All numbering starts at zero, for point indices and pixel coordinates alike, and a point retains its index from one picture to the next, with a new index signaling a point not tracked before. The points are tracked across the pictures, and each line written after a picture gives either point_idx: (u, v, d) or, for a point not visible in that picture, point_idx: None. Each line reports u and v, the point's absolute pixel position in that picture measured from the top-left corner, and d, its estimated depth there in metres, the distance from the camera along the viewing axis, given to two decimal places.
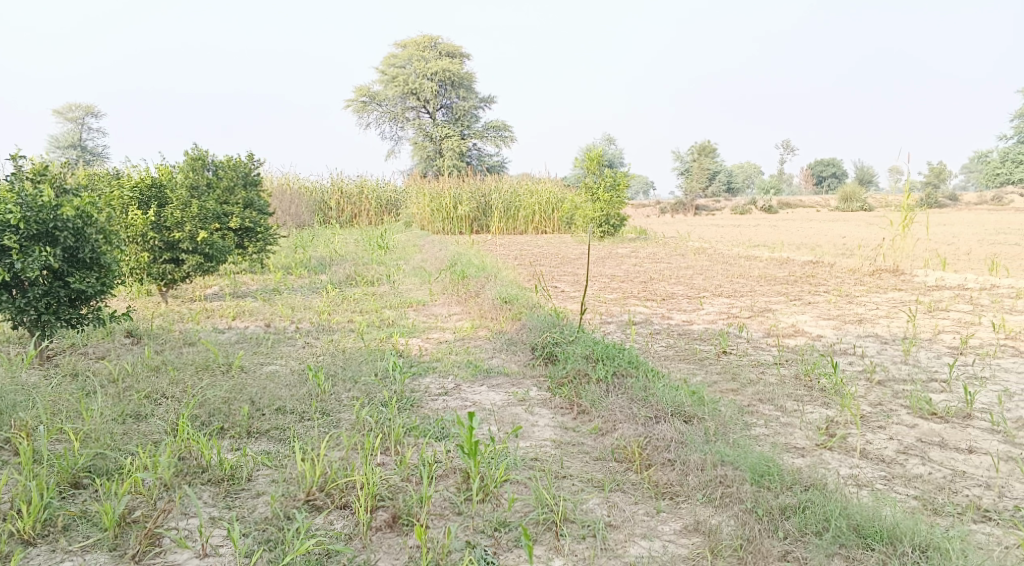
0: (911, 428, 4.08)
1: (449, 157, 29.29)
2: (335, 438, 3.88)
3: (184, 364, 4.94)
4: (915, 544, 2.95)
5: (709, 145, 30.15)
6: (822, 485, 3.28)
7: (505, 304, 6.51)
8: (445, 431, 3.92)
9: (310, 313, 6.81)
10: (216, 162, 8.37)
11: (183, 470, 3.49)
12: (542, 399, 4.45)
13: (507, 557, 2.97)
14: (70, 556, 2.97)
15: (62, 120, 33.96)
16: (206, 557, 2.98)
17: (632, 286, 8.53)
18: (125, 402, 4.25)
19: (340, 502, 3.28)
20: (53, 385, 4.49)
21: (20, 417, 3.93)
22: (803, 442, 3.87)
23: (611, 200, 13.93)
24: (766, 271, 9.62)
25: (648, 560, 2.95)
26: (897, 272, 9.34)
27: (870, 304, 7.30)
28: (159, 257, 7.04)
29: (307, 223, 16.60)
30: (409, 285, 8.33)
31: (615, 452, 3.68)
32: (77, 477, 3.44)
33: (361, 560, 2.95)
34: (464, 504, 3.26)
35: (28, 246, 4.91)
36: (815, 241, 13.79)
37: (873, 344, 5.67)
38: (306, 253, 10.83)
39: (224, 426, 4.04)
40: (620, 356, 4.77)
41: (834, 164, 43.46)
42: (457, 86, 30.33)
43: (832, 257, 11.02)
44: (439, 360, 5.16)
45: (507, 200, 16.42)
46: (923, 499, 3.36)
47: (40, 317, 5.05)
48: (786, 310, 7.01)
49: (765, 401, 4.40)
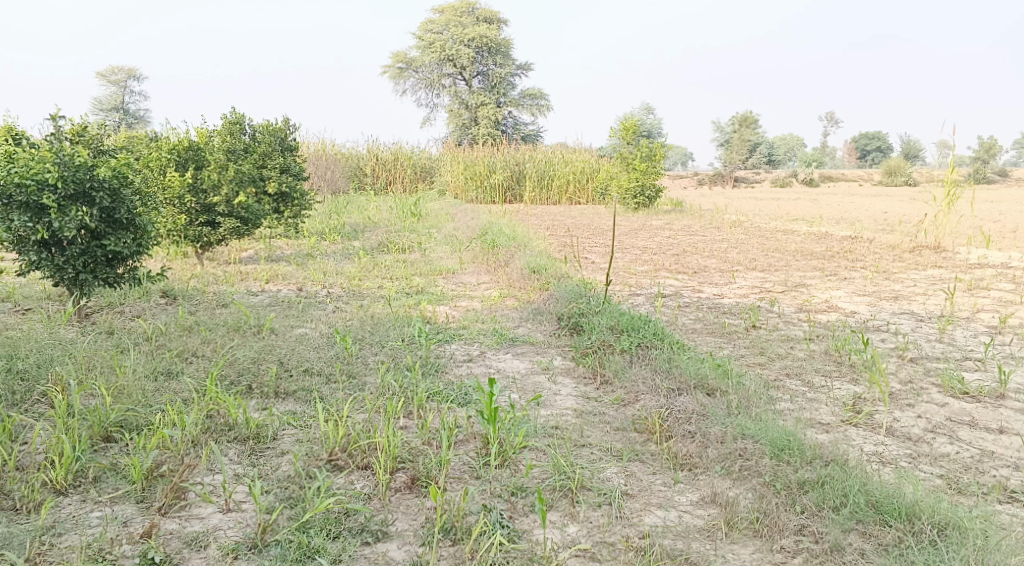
0: (941, 407, 4.01)
1: (485, 125, 29.21)
2: (359, 400, 3.93)
3: (216, 325, 5.02)
4: (934, 523, 2.91)
5: (751, 115, 29.43)
6: (843, 461, 3.25)
7: (534, 274, 6.50)
8: (468, 397, 3.95)
9: (341, 278, 6.88)
10: (253, 127, 8.43)
11: (211, 427, 3.57)
12: (566, 368, 4.45)
13: (522, 522, 2.99)
14: (99, 506, 3.06)
15: (105, 84, 34.48)
16: (229, 512, 3.05)
17: (664, 258, 8.46)
18: (157, 360, 4.35)
19: (362, 462, 3.33)
20: (90, 341, 4.61)
21: (56, 372, 4.04)
22: (828, 418, 3.83)
23: (647, 171, 13.76)
24: (803, 246, 9.46)
25: (663, 529, 2.94)
26: (939, 249, 9.13)
27: (908, 281, 7.15)
28: (195, 219, 7.14)
29: (342, 190, 16.71)
30: (439, 252, 8.36)
31: (636, 423, 3.68)
32: (108, 432, 3.54)
33: (379, 519, 2.99)
34: (483, 468, 3.29)
35: (66, 205, 5.00)
36: (855, 216, 13.56)
37: (908, 321, 5.57)
38: (340, 219, 10.92)
39: (252, 386, 4.12)
40: (645, 327, 4.74)
41: (879, 138, 42.38)
42: (494, 53, 30.04)
43: (872, 233, 10.81)
44: (466, 327, 5.18)
45: (542, 169, 16.31)
46: (948, 479, 3.31)
47: (78, 275, 5.18)
48: (820, 285, 6.89)
49: (792, 376, 4.36)
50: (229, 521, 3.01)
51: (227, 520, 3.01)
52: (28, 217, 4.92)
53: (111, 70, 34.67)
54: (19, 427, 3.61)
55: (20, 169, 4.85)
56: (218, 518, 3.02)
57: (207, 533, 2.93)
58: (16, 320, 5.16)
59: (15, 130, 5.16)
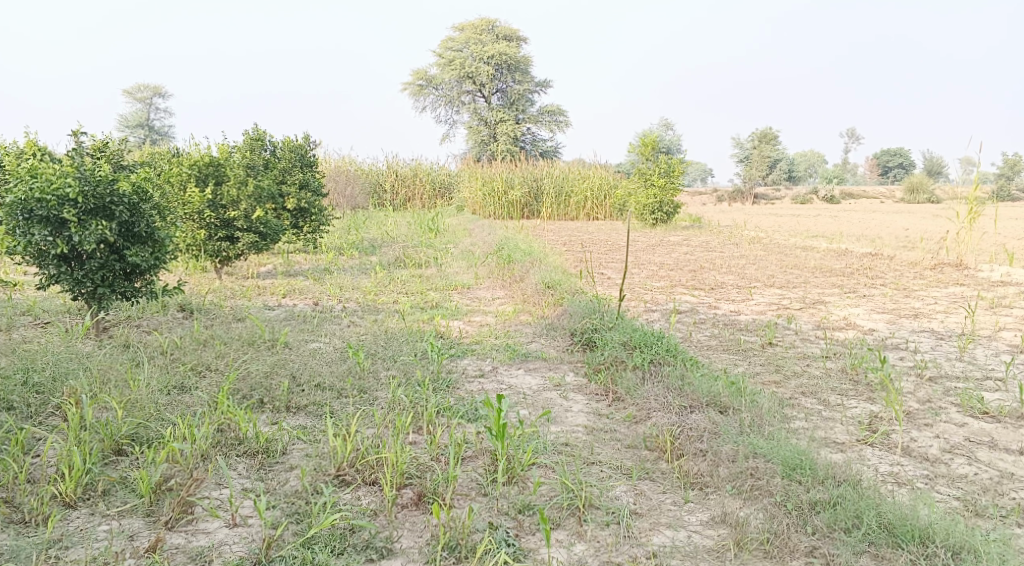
0: (960, 427, 3.93)
1: (504, 142, 29.37)
2: (369, 416, 3.92)
3: (231, 339, 5.05)
4: (948, 545, 2.85)
5: (770, 131, 29.36)
6: (855, 482, 3.20)
7: (549, 289, 6.46)
8: (477, 413, 3.93)
9: (357, 293, 6.90)
10: (274, 144, 8.50)
11: (221, 441, 3.58)
12: (578, 385, 4.42)
13: (529, 540, 2.96)
14: (106, 520, 3.07)
15: (131, 100, 35.09)
16: (235, 527, 3.05)
17: (681, 274, 8.40)
18: (171, 374, 4.37)
19: (370, 478, 3.33)
20: (106, 354, 4.64)
21: (71, 385, 4.07)
22: (843, 436, 3.77)
23: (666, 186, 13.72)
24: (822, 263, 9.36)
25: (671, 549, 2.90)
26: (961, 267, 9.00)
27: (928, 298, 7.04)
28: (214, 234, 7.18)
29: (361, 205, 16.81)
30: (456, 268, 8.37)
31: (647, 440, 3.64)
32: (120, 445, 3.55)
33: (384, 536, 2.97)
34: (490, 485, 3.27)
35: (86, 219, 5.05)
36: (877, 233, 13.41)
37: (928, 339, 5.48)
38: (358, 234, 11.00)
39: (264, 400, 4.13)
40: (658, 343, 4.70)
41: (900, 155, 42.01)
42: (514, 70, 30.18)
43: (893, 250, 10.69)
44: (479, 342, 5.17)
45: (560, 184, 16.33)
46: (965, 500, 3.24)
47: (96, 289, 5.23)
48: (839, 302, 6.81)
49: (808, 395, 4.30)
50: (235, 535, 3.00)
51: (233, 535, 3.01)
52: (48, 232, 4.97)
53: (138, 87, 35.24)
54: (32, 440, 3.64)
55: (42, 184, 4.89)
56: (224, 533, 3.02)
57: (213, 548, 2.92)
58: (35, 333, 5.22)
59: (37, 144, 5.21)
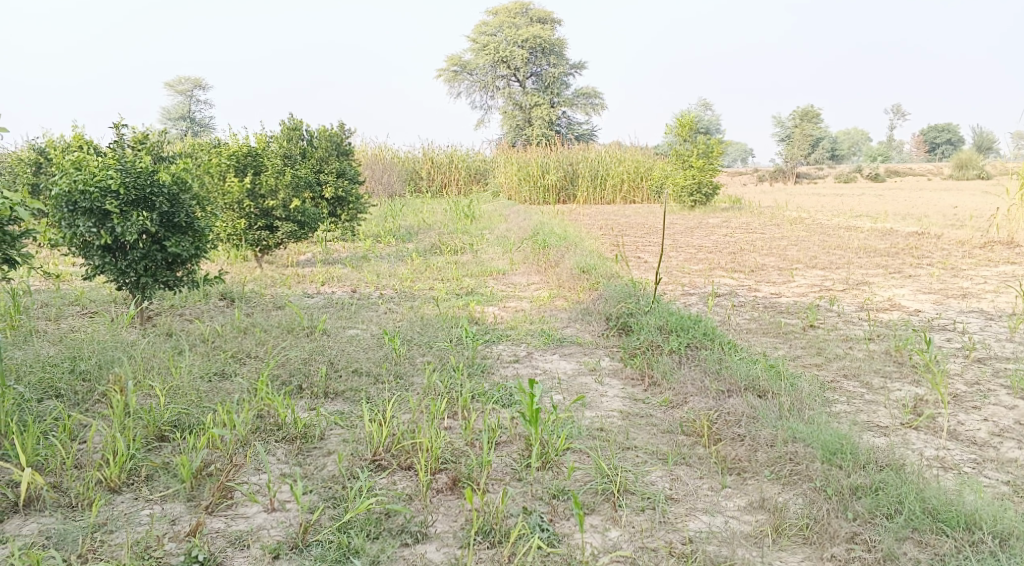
0: (1009, 410, 3.81)
1: (540, 126, 29.24)
2: (405, 401, 3.94)
3: (271, 327, 5.11)
4: (995, 532, 2.76)
5: (812, 109, 28.77)
6: (898, 466, 3.12)
7: (584, 274, 6.41)
8: (512, 398, 3.93)
9: (394, 280, 6.93)
10: (310, 132, 8.56)
11: (260, 427, 3.63)
12: (613, 369, 4.39)
13: (563, 525, 2.95)
14: (149, 505, 3.13)
15: (172, 93, 35.69)
16: (273, 511, 3.09)
17: (720, 256, 8.28)
18: (212, 361, 4.44)
19: (405, 463, 3.35)
20: (149, 343, 4.73)
21: (115, 372, 4.15)
22: (886, 420, 3.68)
23: (705, 168, 13.51)
24: (866, 243, 9.14)
25: (707, 535, 2.86)
26: (1012, 244, 8.73)
27: (977, 278, 6.85)
28: (254, 223, 7.26)
29: (398, 192, 16.89)
30: (492, 254, 8.37)
31: (684, 425, 3.60)
32: (162, 431, 3.62)
33: (419, 520, 2.99)
34: (525, 471, 3.26)
35: (128, 210, 5.13)
36: (924, 211, 13.06)
37: (976, 320, 5.33)
38: (395, 221, 11.05)
39: (302, 386, 4.17)
40: (695, 327, 4.64)
41: (949, 131, 40.83)
42: (549, 54, 29.96)
43: (940, 228, 10.40)
44: (514, 328, 5.16)
45: (596, 168, 16.20)
46: (1015, 485, 3.14)
47: (139, 279, 5.32)
48: (883, 283, 6.65)
49: (850, 377, 4.21)
50: (273, 520, 3.04)
51: (271, 519, 3.05)
52: (92, 223, 5.06)
53: (178, 80, 35.79)
54: (79, 426, 3.73)
55: (85, 177, 4.98)
56: (263, 517, 3.06)
57: (251, 532, 2.96)
58: (82, 323, 5.34)
59: (81, 137, 5.29)
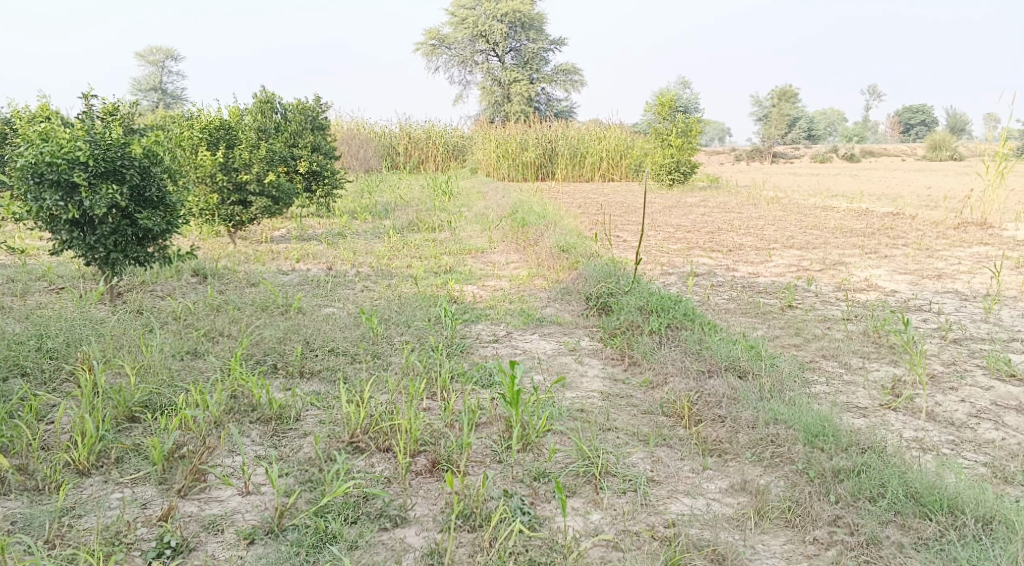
0: (986, 391, 3.83)
1: (518, 102, 29.04)
2: (382, 381, 3.87)
3: (244, 304, 5.01)
4: (977, 516, 2.77)
5: (790, 89, 28.82)
6: (879, 449, 3.12)
7: (563, 252, 6.35)
8: (491, 378, 3.89)
9: (371, 257, 6.84)
10: (284, 106, 8.37)
11: (234, 408, 3.55)
12: (593, 349, 4.36)
13: (543, 508, 2.92)
14: (119, 488, 3.05)
15: (142, 63, 34.94)
16: (248, 495, 3.03)
17: (699, 236, 8.26)
18: (183, 339, 4.33)
19: (383, 445, 3.29)
20: (119, 320, 4.61)
21: (83, 351, 4.04)
22: (865, 401, 3.69)
23: (683, 146, 13.47)
24: (843, 223, 9.17)
25: (689, 518, 2.85)
26: (985, 225, 8.80)
27: (952, 258, 6.89)
28: (227, 198, 7.10)
29: (375, 167, 16.68)
30: (469, 232, 8.28)
31: (664, 406, 3.58)
32: (133, 412, 3.53)
33: (398, 504, 2.94)
34: (505, 453, 3.22)
35: (97, 183, 4.97)
36: (899, 191, 13.12)
37: (952, 300, 5.35)
38: (372, 197, 10.92)
39: (278, 365, 4.10)
40: (675, 307, 4.61)
41: (923, 111, 41.20)
42: (527, 28, 29.64)
43: (915, 209, 10.46)
44: (493, 307, 5.10)
45: (574, 145, 16.10)
46: (993, 466, 3.16)
47: (109, 255, 5.17)
48: (860, 263, 6.66)
49: (829, 358, 4.21)
50: (248, 504, 2.98)
51: (245, 503, 2.98)
52: (60, 196, 4.89)
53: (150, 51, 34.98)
54: (46, 407, 3.63)
55: (51, 148, 4.81)
56: (237, 501, 3.00)
57: (225, 516, 2.90)
58: (49, 299, 5.19)
59: (47, 107, 5.11)
